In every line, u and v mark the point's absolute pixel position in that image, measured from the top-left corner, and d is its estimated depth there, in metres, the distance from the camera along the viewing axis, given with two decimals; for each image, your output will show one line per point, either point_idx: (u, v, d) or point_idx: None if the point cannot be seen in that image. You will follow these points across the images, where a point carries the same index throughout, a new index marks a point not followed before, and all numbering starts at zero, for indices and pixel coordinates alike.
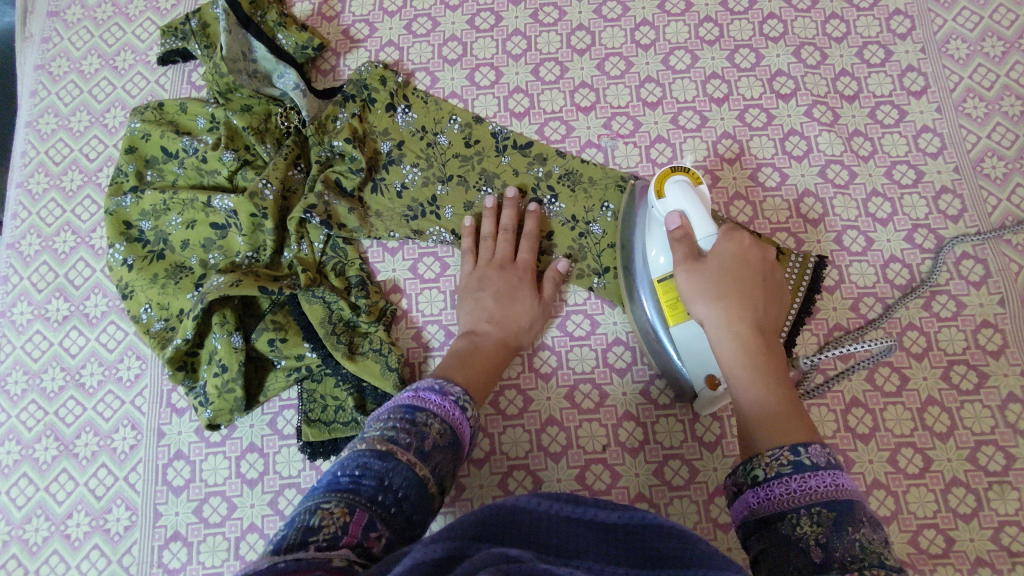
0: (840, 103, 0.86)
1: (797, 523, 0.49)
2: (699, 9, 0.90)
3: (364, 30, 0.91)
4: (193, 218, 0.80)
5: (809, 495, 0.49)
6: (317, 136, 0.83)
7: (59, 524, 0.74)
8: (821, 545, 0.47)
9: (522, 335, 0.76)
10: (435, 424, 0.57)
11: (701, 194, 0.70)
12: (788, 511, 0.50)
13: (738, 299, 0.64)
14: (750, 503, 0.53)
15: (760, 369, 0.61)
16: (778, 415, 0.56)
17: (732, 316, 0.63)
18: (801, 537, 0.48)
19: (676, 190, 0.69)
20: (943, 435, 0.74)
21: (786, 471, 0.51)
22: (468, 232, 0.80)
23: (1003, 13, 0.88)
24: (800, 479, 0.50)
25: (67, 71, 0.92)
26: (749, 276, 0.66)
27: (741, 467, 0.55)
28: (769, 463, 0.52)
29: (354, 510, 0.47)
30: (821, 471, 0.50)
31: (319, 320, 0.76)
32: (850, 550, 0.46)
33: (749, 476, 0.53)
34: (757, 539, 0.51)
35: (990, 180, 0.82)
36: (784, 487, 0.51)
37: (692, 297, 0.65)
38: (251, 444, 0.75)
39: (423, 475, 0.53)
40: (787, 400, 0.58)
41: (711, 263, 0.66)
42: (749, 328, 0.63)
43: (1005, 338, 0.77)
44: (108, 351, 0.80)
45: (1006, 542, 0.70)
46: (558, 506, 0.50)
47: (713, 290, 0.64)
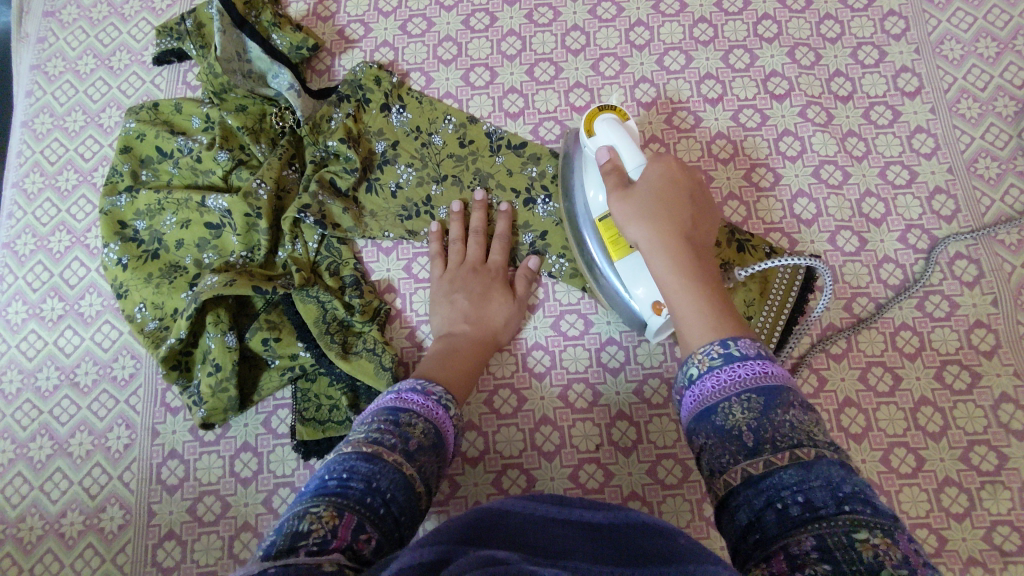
0: (834, 103, 0.86)
1: (729, 410, 0.51)
2: (694, 9, 0.90)
3: (359, 30, 0.91)
4: (187, 218, 0.81)
5: (737, 383, 0.52)
6: (312, 136, 0.83)
7: (54, 523, 0.74)
8: (752, 426, 0.50)
9: (499, 333, 0.76)
10: (419, 424, 0.58)
11: (630, 130, 0.70)
12: (720, 400, 0.52)
13: (669, 219, 0.63)
14: (688, 403, 0.55)
15: (696, 285, 0.60)
16: (713, 325, 0.57)
17: (665, 236, 0.62)
18: (735, 426, 0.50)
19: (605, 125, 0.69)
20: (936, 434, 0.74)
21: (717, 364, 0.54)
22: (435, 237, 0.81)
23: (998, 14, 0.88)
24: (729, 369, 0.53)
25: (62, 72, 0.92)
26: (680, 196, 0.64)
27: (679, 370, 0.57)
28: (701, 360, 0.55)
29: (341, 514, 0.46)
30: (749, 360, 0.53)
31: (313, 319, 0.76)
32: (779, 428, 0.49)
33: (686, 377, 0.56)
34: (698, 434, 0.53)
35: (984, 181, 0.82)
36: (715, 380, 0.53)
37: (626, 224, 0.64)
38: (245, 443, 0.76)
39: (410, 474, 0.53)
40: (722, 313, 0.59)
41: (640, 187, 0.64)
42: (682, 244, 0.62)
43: (998, 338, 0.77)
44: (103, 350, 0.80)
45: (998, 541, 0.70)
46: (543, 508, 0.50)
47: (647, 211, 0.63)
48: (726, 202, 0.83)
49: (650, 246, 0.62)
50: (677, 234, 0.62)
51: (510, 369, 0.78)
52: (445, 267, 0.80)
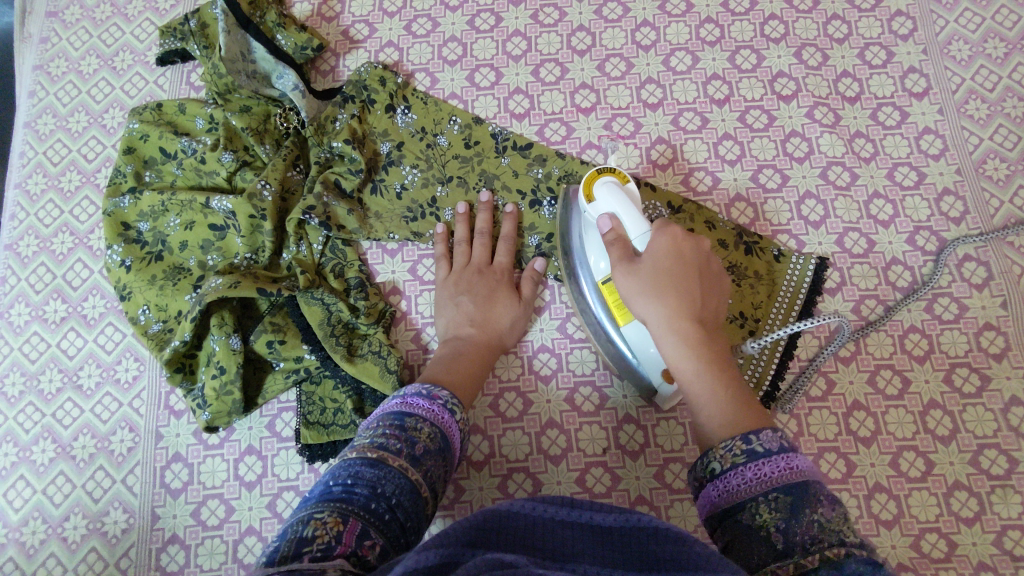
0: (842, 104, 0.86)
1: (755, 511, 0.48)
2: (700, 10, 0.90)
3: (364, 30, 0.91)
4: (191, 220, 0.80)
5: (763, 482, 0.49)
6: (316, 137, 0.82)
7: (57, 527, 0.74)
8: (780, 528, 0.47)
9: (504, 335, 0.76)
10: (425, 429, 0.57)
11: (630, 193, 0.68)
12: (746, 499, 0.49)
13: (679, 295, 0.60)
14: (711, 497, 0.52)
15: (709, 368, 0.58)
16: (728, 410, 0.55)
17: (675, 314, 0.59)
18: (762, 527, 0.47)
19: (608, 193, 0.67)
20: (945, 438, 0.74)
21: (740, 461, 0.50)
22: (441, 239, 0.80)
23: (1006, 14, 0.88)
24: (755, 467, 0.50)
25: (65, 72, 0.91)
26: (685, 268, 0.61)
27: (699, 462, 0.54)
28: (723, 454, 0.52)
29: (346, 518, 0.46)
30: (774, 457, 0.49)
31: (318, 322, 0.75)
32: (809, 530, 0.45)
33: (706, 470, 0.53)
34: (723, 532, 0.50)
35: (993, 182, 0.82)
36: (739, 477, 0.50)
37: (632, 300, 0.62)
38: (249, 446, 0.75)
39: (415, 479, 0.52)
40: (738, 397, 0.56)
41: (645, 263, 0.62)
42: (693, 320, 0.59)
43: (1007, 341, 0.76)
44: (106, 353, 0.79)
45: (1008, 546, 0.70)
46: (551, 510, 0.48)
47: (650, 289, 0.61)
48: (733, 204, 0.82)
49: (658, 326, 0.60)
50: (688, 311, 0.60)
51: (516, 372, 0.77)
52: (450, 269, 0.79)
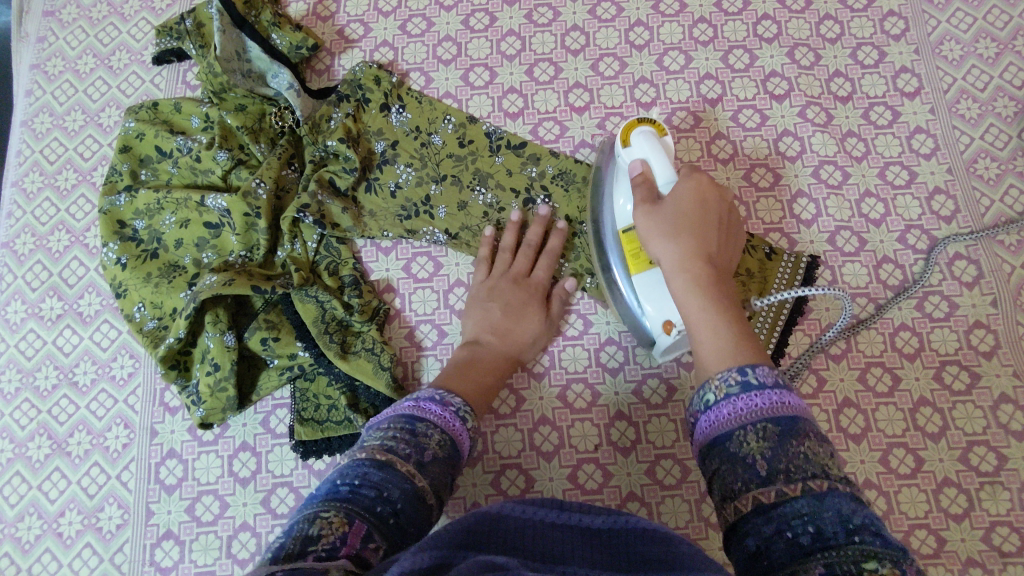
0: (834, 103, 0.86)
1: (744, 439, 0.48)
2: (694, 9, 0.90)
3: (359, 29, 0.91)
4: (187, 218, 0.80)
5: (755, 411, 0.49)
6: (311, 136, 0.83)
7: (52, 522, 0.74)
8: (766, 457, 0.47)
9: (526, 348, 0.76)
10: (435, 435, 0.57)
11: (666, 145, 0.68)
12: (735, 428, 0.49)
13: (694, 237, 0.62)
14: (702, 428, 0.52)
15: (715, 308, 0.59)
16: (730, 345, 0.56)
17: (689, 253, 0.61)
18: (748, 454, 0.48)
19: (644, 135, 0.68)
20: (935, 435, 0.74)
21: (734, 391, 0.51)
22: (465, 230, 0.81)
23: (997, 14, 0.88)
24: (747, 398, 0.50)
25: (62, 71, 0.92)
26: (705, 214, 0.64)
27: (695, 396, 0.54)
28: (718, 386, 0.52)
29: (352, 519, 0.46)
30: (767, 390, 0.50)
31: (312, 319, 0.76)
32: (794, 460, 0.46)
33: (701, 403, 0.53)
34: (710, 460, 0.51)
35: (983, 182, 0.82)
36: (731, 407, 0.50)
37: (648, 240, 0.64)
38: (244, 442, 0.76)
39: (421, 485, 0.52)
40: (741, 334, 0.57)
41: (668, 203, 0.64)
42: (707, 261, 0.62)
43: (997, 339, 0.77)
44: (102, 350, 0.80)
45: (997, 542, 0.70)
46: (542, 512, 0.49)
47: (669, 228, 0.63)
48: None
49: (671, 263, 0.62)
50: (702, 252, 0.62)
51: None
52: (478, 280, 0.79)
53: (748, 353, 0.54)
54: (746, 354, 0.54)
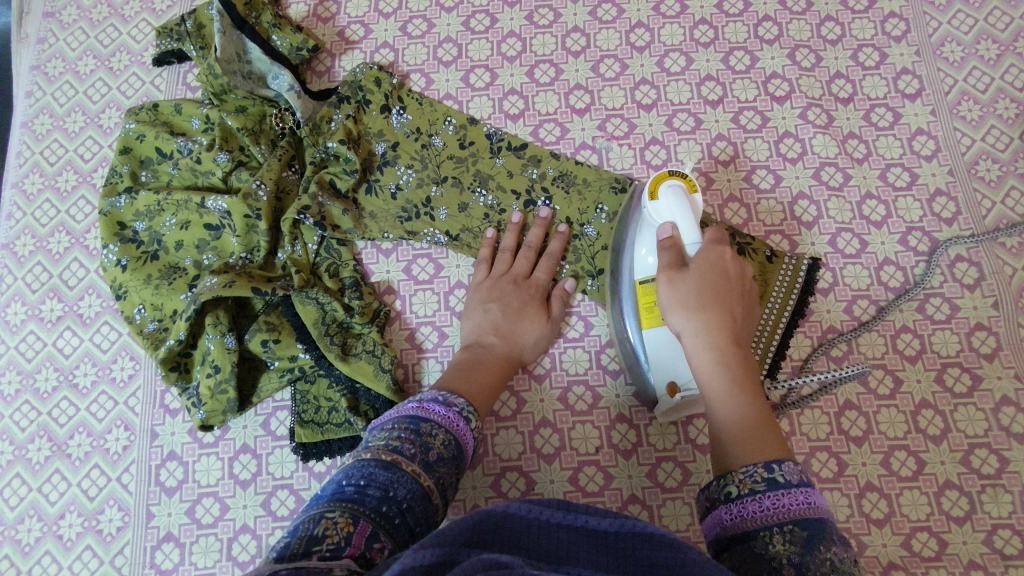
0: (835, 105, 0.86)
1: (769, 541, 0.48)
2: (695, 11, 0.90)
3: (359, 31, 0.91)
4: (187, 219, 0.80)
5: (781, 513, 0.48)
6: (312, 137, 0.83)
7: (52, 524, 0.74)
8: (793, 562, 0.46)
9: (527, 349, 0.76)
10: (440, 435, 0.57)
11: (694, 203, 0.69)
12: (761, 529, 0.48)
13: (718, 309, 0.62)
14: (722, 520, 0.51)
15: (738, 388, 0.58)
16: (752, 428, 0.55)
17: (712, 326, 0.61)
18: (774, 555, 0.47)
19: (674, 192, 0.68)
20: (936, 438, 0.74)
21: (760, 488, 0.50)
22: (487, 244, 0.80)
23: (998, 16, 0.88)
24: (774, 497, 0.49)
25: (62, 72, 0.92)
26: (728, 285, 0.64)
27: (714, 482, 0.54)
28: (742, 480, 0.51)
29: (357, 520, 0.46)
30: (794, 488, 0.49)
31: (313, 321, 0.76)
32: (821, 568, 0.45)
33: (722, 492, 0.52)
34: (728, 555, 0.50)
35: (985, 183, 0.82)
36: (756, 504, 0.50)
37: (670, 308, 0.64)
38: (244, 444, 0.75)
39: (427, 485, 0.52)
40: (764, 417, 0.56)
41: (692, 269, 0.65)
42: (731, 334, 0.61)
43: (998, 341, 0.77)
44: (102, 351, 0.80)
45: (999, 545, 0.70)
46: (548, 512, 0.47)
47: (694, 298, 0.63)
48: (726, 204, 0.83)
49: (693, 336, 0.62)
50: (725, 326, 0.62)
51: None
52: (478, 286, 0.79)
53: (771, 439, 0.54)
54: (769, 441, 0.54)
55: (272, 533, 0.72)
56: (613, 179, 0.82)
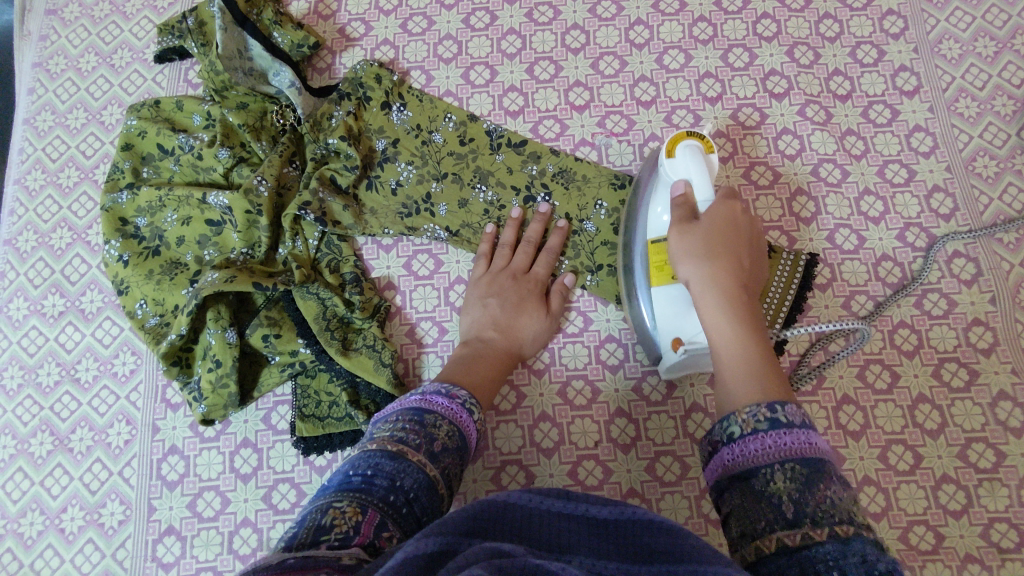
0: (833, 102, 0.87)
1: (770, 479, 0.48)
2: (694, 8, 0.91)
3: (360, 28, 0.92)
4: (188, 215, 0.81)
5: (782, 450, 0.48)
6: (313, 134, 0.83)
7: (54, 518, 0.75)
8: (793, 498, 0.46)
9: (527, 343, 0.76)
10: (444, 425, 0.58)
11: (711, 163, 0.68)
12: (762, 466, 0.49)
13: (727, 263, 0.63)
14: (725, 460, 0.52)
15: (744, 336, 0.59)
16: (753, 376, 0.56)
17: (720, 279, 0.62)
18: (774, 493, 0.47)
19: (689, 150, 0.68)
20: (933, 432, 0.74)
21: (762, 428, 0.50)
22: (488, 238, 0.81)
23: (996, 14, 0.89)
24: (775, 436, 0.49)
25: (64, 69, 0.92)
26: (738, 243, 0.65)
27: (717, 425, 0.53)
28: (744, 420, 0.51)
29: (365, 509, 0.46)
30: (796, 429, 0.49)
31: (313, 316, 0.76)
32: (821, 504, 0.45)
33: (724, 433, 0.52)
34: (731, 496, 0.50)
35: (982, 180, 0.82)
36: (758, 443, 0.50)
37: (679, 261, 0.65)
38: (246, 439, 0.76)
39: (433, 475, 0.53)
40: (769, 364, 0.57)
41: (702, 224, 0.65)
42: (738, 287, 0.62)
43: (996, 336, 0.77)
44: (104, 346, 0.80)
45: (996, 538, 0.71)
46: (548, 501, 0.49)
47: (704, 252, 0.63)
48: None
49: (701, 286, 0.63)
50: (733, 277, 0.63)
51: None
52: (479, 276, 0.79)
53: (773, 385, 0.55)
54: (771, 386, 0.54)
55: (273, 526, 0.72)
56: (612, 175, 0.83)
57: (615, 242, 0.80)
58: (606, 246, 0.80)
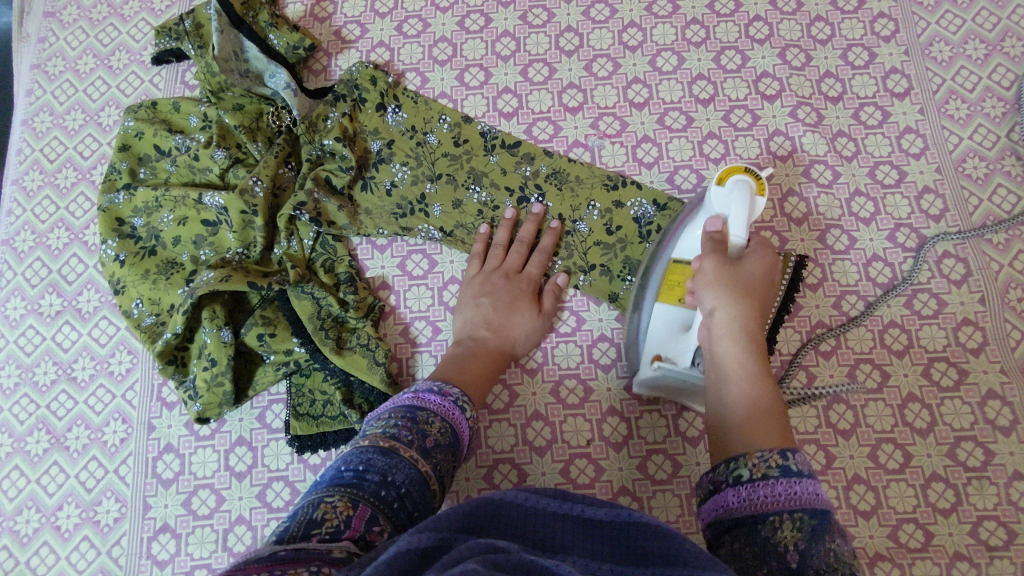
0: (825, 104, 0.87)
1: (778, 526, 0.49)
2: (687, 11, 0.92)
3: (355, 30, 0.93)
4: (185, 216, 0.81)
5: (792, 499, 0.49)
6: (308, 135, 0.84)
7: (50, 516, 0.75)
8: (798, 548, 0.47)
9: (519, 343, 0.77)
10: (436, 422, 0.58)
11: (756, 205, 0.68)
12: (769, 512, 0.49)
13: (742, 306, 0.64)
14: (728, 501, 0.52)
15: (755, 377, 0.61)
16: (761, 425, 0.57)
17: (742, 319, 0.64)
18: (780, 542, 0.48)
19: (740, 187, 0.67)
20: (923, 431, 0.75)
21: (773, 474, 0.51)
22: (481, 239, 0.81)
23: (986, 17, 0.90)
24: (786, 483, 0.50)
25: (62, 71, 0.93)
26: (753, 285, 0.66)
27: (725, 465, 0.54)
28: (755, 465, 0.53)
29: (357, 503, 0.47)
30: (806, 479, 0.50)
31: (308, 315, 0.77)
32: (825, 556, 0.47)
33: (731, 475, 0.53)
34: (730, 538, 0.51)
35: (972, 181, 0.83)
36: (769, 489, 0.50)
37: (705, 289, 0.66)
38: (240, 437, 0.76)
39: (425, 471, 0.54)
40: (776, 411, 0.59)
41: (727, 263, 0.66)
42: (756, 327, 0.64)
43: (985, 336, 0.78)
44: (100, 346, 0.81)
45: (984, 536, 0.71)
46: (544, 500, 0.49)
47: (721, 289, 0.65)
48: None
49: (721, 321, 0.64)
50: (754, 319, 0.64)
51: None
52: (477, 272, 0.80)
53: (777, 434, 0.56)
54: (775, 434, 0.56)
55: (267, 524, 0.73)
56: (604, 176, 0.83)
57: (608, 243, 0.81)
58: (598, 246, 0.81)
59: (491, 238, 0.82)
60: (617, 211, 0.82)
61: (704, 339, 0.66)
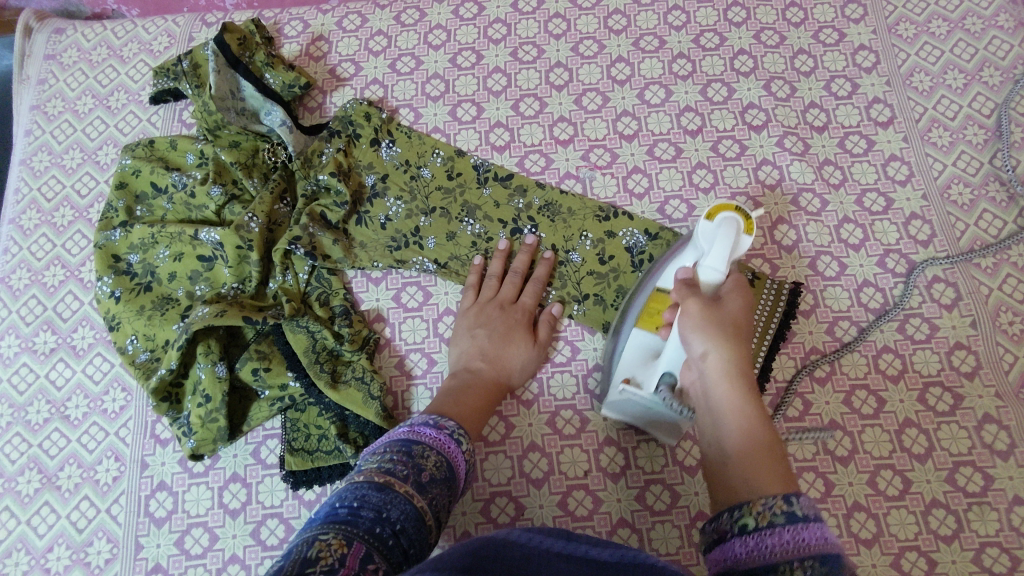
0: (810, 133, 0.89)
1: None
2: (673, 46, 0.94)
3: (350, 69, 0.95)
4: (181, 251, 0.82)
5: (800, 547, 0.47)
6: (303, 171, 0.85)
7: (40, 557, 0.74)
8: None
9: (515, 373, 0.77)
10: (432, 457, 0.58)
11: (740, 243, 0.68)
12: (778, 561, 0.47)
13: (733, 347, 0.62)
14: (735, 552, 0.51)
15: (753, 423, 0.59)
16: (760, 470, 0.55)
17: (735, 359, 0.62)
18: None
19: (728, 223, 0.67)
20: (921, 456, 0.75)
21: (779, 521, 0.49)
22: (476, 270, 0.82)
23: (963, 47, 0.92)
24: (792, 531, 0.48)
25: (62, 111, 0.94)
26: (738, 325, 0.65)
27: (730, 512, 0.53)
28: (760, 512, 0.51)
29: (352, 541, 0.46)
30: (813, 524, 0.48)
31: (303, 350, 0.77)
32: None
33: (737, 524, 0.52)
34: None
35: (958, 207, 0.84)
36: (774, 538, 0.48)
37: (692, 333, 0.64)
38: (234, 474, 0.76)
39: (421, 506, 0.53)
40: (775, 449, 0.57)
41: (714, 306, 0.65)
42: (749, 365, 0.62)
43: (979, 360, 0.78)
44: (94, 383, 0.80)
45: (988, 563, 0.70)
46: (548, 542, 0.49)
47: (711, 331, 0.63)
48: None
49: (715, 365, 0.62)
50: (746, 358, 0.62)
51: None
52: (474, 301, 0.81)
53: (777, 476, 0.54)
54: (774, 476, 0.54)
55: (261, 563, 0.72)
56: (596, 208, 0.84)
57: (601, 272, 0.82)
58: (592, 276, 0.82)
59: (487, 269, 0.83)
60: (610, 241, 0.83)
61: (697, 385, 0.64)
